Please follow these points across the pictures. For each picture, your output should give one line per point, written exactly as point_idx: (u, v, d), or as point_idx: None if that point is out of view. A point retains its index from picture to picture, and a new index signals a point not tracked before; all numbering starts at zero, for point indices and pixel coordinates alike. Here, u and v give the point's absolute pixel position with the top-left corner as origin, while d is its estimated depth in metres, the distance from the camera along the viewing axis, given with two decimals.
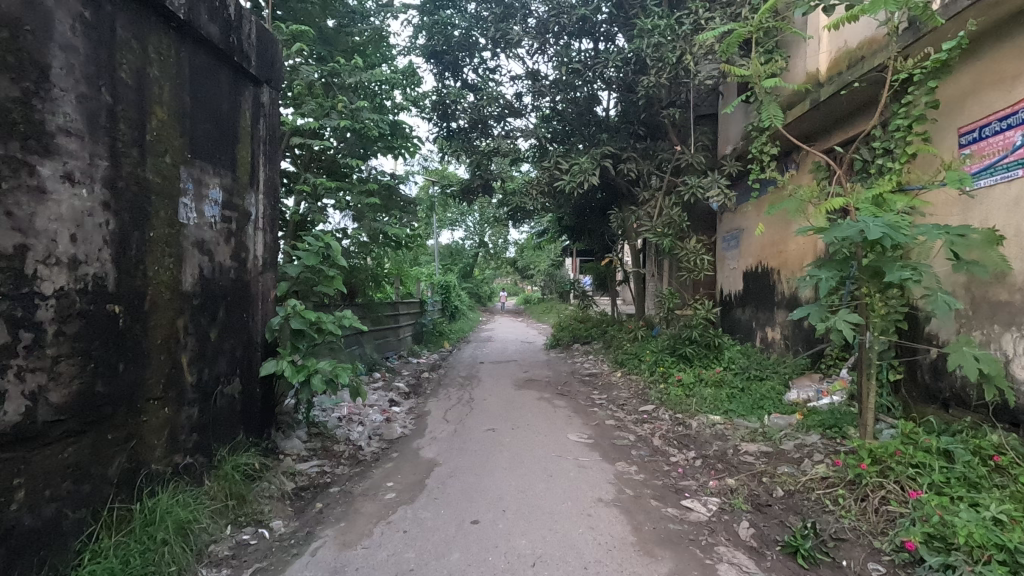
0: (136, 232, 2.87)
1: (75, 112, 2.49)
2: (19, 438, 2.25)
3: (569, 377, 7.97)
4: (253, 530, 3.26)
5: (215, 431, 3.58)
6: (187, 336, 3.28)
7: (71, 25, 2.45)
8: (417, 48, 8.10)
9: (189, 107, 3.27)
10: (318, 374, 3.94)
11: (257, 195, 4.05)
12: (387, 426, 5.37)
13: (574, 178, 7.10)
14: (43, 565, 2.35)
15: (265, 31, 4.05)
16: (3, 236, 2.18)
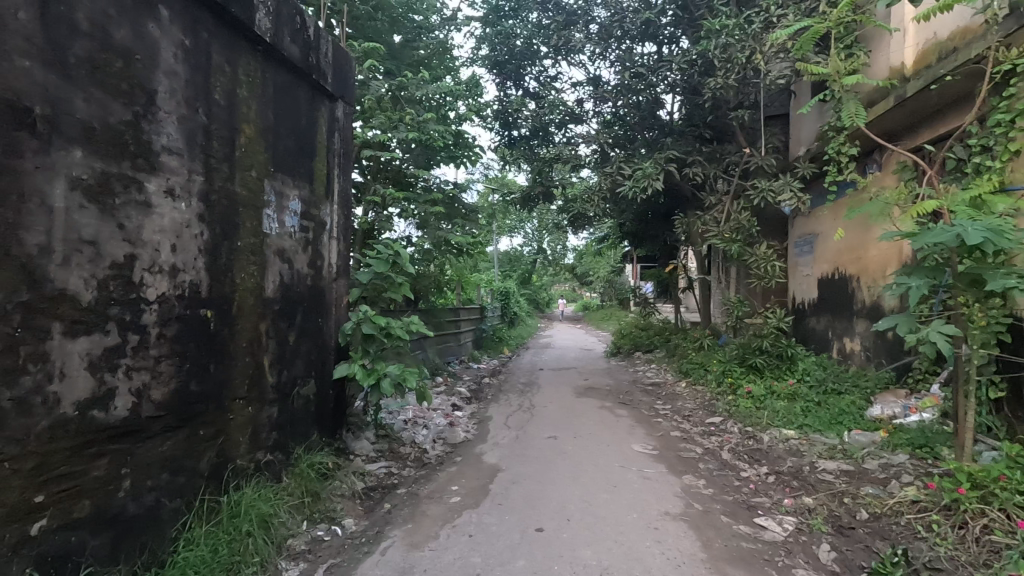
0: (225, 241, 3.08)
1: (176, 132, 2.71)
2: (125, 432, 2.46)
3: (631, 385, 7.82)
4: (327, 527, 3.40)
5: (292, 430, 3.77)
6: (268, 339, 3.47)
7: (174, 52, 2.68)
8: (480, 60, 8.24)
9: (273, 124, 3.48)
10: (387, 378, 4.08)
11: (332, 205, 4.25)
12: (450, 430, 5.47)
13: (637, 183, 6.99)
14: (144, 550, 2.55)
15: (341, 49, 4.26)
16: (116, 247, 2.39)
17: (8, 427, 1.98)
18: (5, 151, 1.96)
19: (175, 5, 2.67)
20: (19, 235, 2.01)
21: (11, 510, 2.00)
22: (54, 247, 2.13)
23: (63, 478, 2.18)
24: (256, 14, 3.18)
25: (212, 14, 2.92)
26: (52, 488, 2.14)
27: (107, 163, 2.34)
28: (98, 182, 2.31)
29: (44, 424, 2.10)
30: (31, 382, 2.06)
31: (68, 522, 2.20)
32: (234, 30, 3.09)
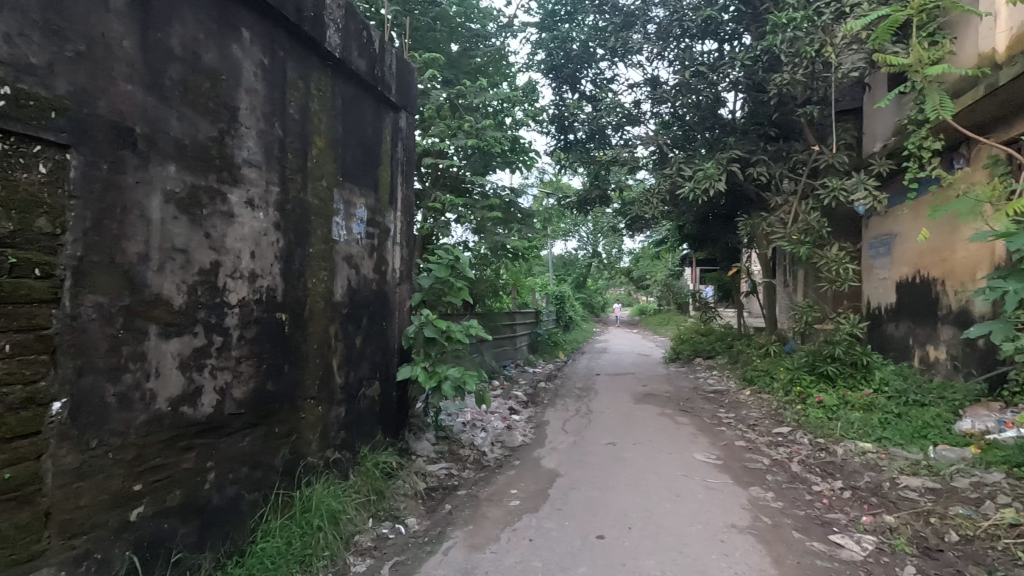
0: (299, 248, 3.23)
1: (256, 146, 2.87)
2: (210, 427, 2.62)
3: (692, 392, 7.60)
4: (391, 525, 3.49)
5: (358, 429, 3.90)
6: (337, 342, 3.62)
7: (254, 71, 2.85)
8: (536, 65, 8.28)
9: (342, 135, 3.63)
10: (448, 381, 4.16)
11: (395, 212, 4.38)
12: (508, 434, 5.51)
13: (698, 185, 6.82)
14: (226, 539, 2.71)
15: (404, 61, 4.40)
16: (203, 254, 2.57)
17: (112, 421, 2.16)
18: (111, 167, 2.14)
19: (254, 27, 2.84)
20: (123, 244, 2.19)
21: (114, 497, 2.17)
22: (151, 256, 2.31)
23: (158, 468, 2.36)
24: (326, 31, 3.33)
25: (287, 33, 3.09)
26: (148, 477, 2.32)
27: (195, 176, 2.52)
28: (188, 194, 2.48)
29: (142, 418, 2.28)
30: (131, 379, 2.24)
31: (161, 510, 2.38)
32: (306, 47, 3.25)
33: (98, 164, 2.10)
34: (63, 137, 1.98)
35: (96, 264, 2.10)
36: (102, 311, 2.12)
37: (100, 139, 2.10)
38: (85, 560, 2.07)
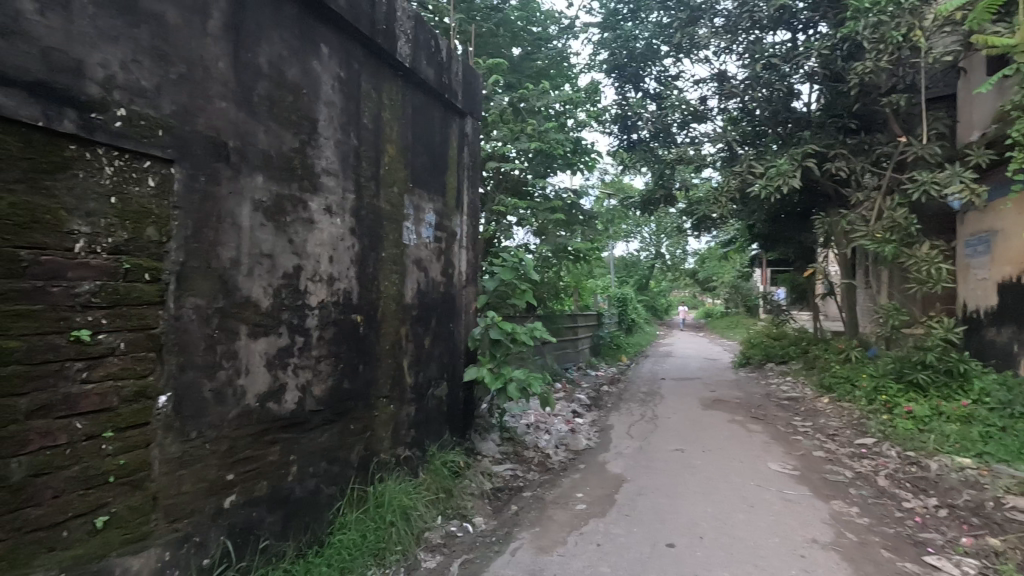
0: (372, 252, 3.36)
1: (333, 156, 3.02)
2: (293, 422, 2.78)
3: (764, 399, 7.26)
4: (459, 523, 3.56)
5: (427, 429, 4.00)
6: (407, 343, 3.73)
7: (332, 84, 3.00)
8: (599, 65, 8.21)
9: (412, 142, 3.74)
10: (513, 382, 4.20)
11: (462, 216, 4.47)
12: (572, 437, 5.47)
13: (770, 182, 6.53)
14: (307, 529, 2.86)
15: (470, 68, 4.48)
16: (286, 259, 2.72)
17: (208, 414, 2.33)
18: (208, 179, 2.31)
19: (332, 42, 2.99)
20: (217, 250, 2.36)
21: (210, 485, 2.34)
22: (242, 261, 2.48)
23: (248, 460, 2.52)
24: (397, 42, 3.45)
25: (362, 47, 3.23)
26: (240, 468, 2.48)
27: (280, 185, 2.68)
28: (273, 203, 2.64)
29: (234, 413, 2.45)
30: (225, 376, 2.41)
31: (250, 499, 2.54)
32: (379, 59, 3.38)
33: (197, 177, 2.27)
34: (168, 152, 2.15)
35: (195, 269, 2.27)
36: (200, 312, 2.29)
37: (198, 153, 2.28)
38: (186, 542, 2.24)
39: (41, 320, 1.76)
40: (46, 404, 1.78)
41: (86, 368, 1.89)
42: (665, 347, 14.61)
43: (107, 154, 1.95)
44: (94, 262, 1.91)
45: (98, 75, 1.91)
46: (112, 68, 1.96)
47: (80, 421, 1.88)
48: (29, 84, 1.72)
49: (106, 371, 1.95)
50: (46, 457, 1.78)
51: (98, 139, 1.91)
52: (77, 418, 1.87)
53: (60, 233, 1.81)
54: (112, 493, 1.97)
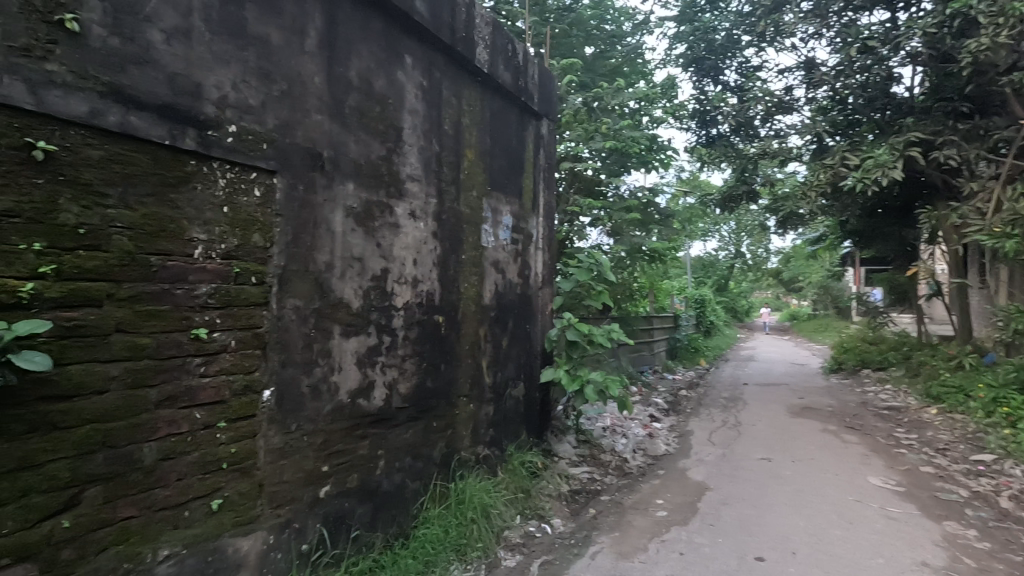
0: (453, 255, 3.45)
1: (417, 162, 3.13)
2: (381, 418, 2.90)
3: (860, 408, 6.74)
4: (538, 524, 3.57)
5: (505, 428, 4.04)
6: (486, 343, 3.79)
7: (415, 93, 3.11)
8: (676, 59, 7.98)
9: (490, 146, 3.81)
10: (590, 385, 4.17)
11: (538, 218, 4.49)
12: (650, 442, 5.34)
13: (866, 175, 6.07)
14: (393, 521, 2.97)
15: (546, 70, 4.49)
16: (375, 262, 2.85)
17: (306, 409, 2.49)
18: (305, 188, 2.47)
19: (416, 53, 3.11)
20: (314, 254, 2.52)
21: (308, 475, 2.49)
22: (335, 264, 2.62)
23: (341, 453, 2.66)
24: (476, 48, 3.53)
25: (443, 55, 3.32)
26: (334, 460, 2.62)
27: (369, 192, 2.81)
28: (363, 208, 2.77)
29: (328, 408, 2.59)
30: (321, 372, 2.55)
31: (343, 490, 2.68)
32: (459, 66, 3.46)
33: (296, 186, 2.43)
34: (272, 164, 2.32)
35: (295, 272, 2.43)
36: (299, 312, 2.45)
37: (297, 164, 2.43)
38: (287, 528, 2.40)
39: (168, 319, 1.95)
40: (172, 396, 1.97)
41: (204, 363, 2.07)
42: (747, 351, 13.94)
43: (221, 168, 2.13)
44: (210, 267, 2.09)
45: (213, 96, 2.09)
46: (224, 88, 2.13)
47: (198, 412, 2.06)
48: (157, 107, 1.92)
49: (220, 366, 2.12)
50: (171, 443, 1.97)
51: (214, 154, 2.09)
52: (196, 409, 2.05)
53: (182, 240, 1.99)
54: (225, 478, 2.15)
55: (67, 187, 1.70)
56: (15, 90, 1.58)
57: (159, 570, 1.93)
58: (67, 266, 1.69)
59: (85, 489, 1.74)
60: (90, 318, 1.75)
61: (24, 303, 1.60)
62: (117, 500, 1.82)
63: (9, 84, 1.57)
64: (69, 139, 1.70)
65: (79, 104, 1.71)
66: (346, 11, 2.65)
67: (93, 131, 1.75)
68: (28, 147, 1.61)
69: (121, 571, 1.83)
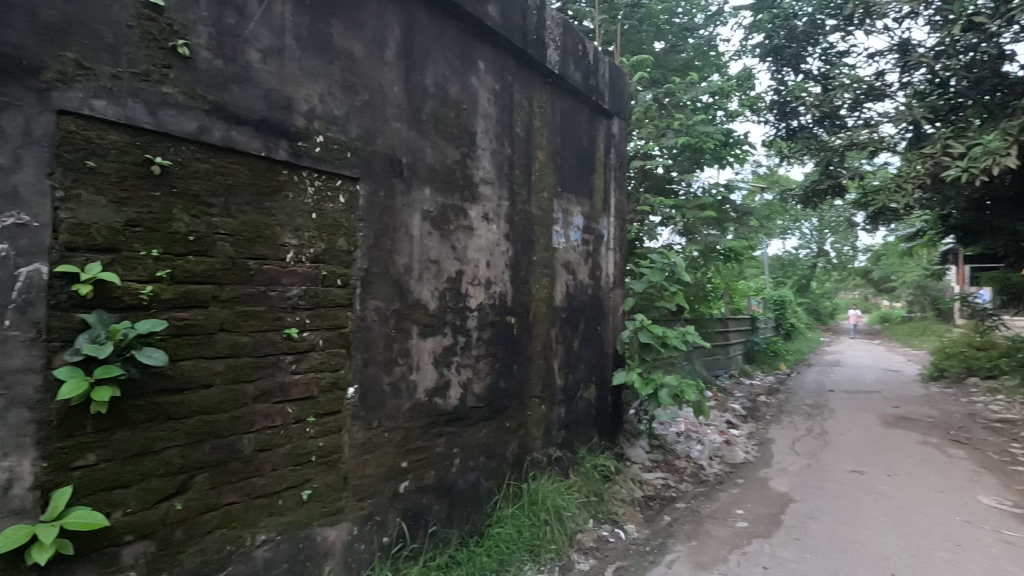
0: (525, 256, 3.47)
1: (490, 165, 3.17)
2: (456, 417, 2.97)
3: (967, 420, 6.15)
4: (611, 529, 3.52)
5: (577, 431, 4.01)
6: (558, 345, 3.77)
7: (488, 97, 3.16)
8: (752, 50, 7.63)
9: (560, 147, 3.80)
10: (665, 389, 4.07)
11: (609, 218, 4.43)
12: (727, 449, 5.13)
13: (973, 164, 5.54)
14: (468, 519, 3.03)
15: (616, 68, 4.43)
16: (450, 264, 2.92)
17: (387, 406, 2.58)
18: (385, 194, 2.57)
19: (489, 58, 3.16)
20: (394, 257, 2.61)
21: (388, 470, 2.59)
22: (413, 266, 2.71)
23: (419, 450, 2.74)
24: (547, 50, 3.53)
25: (514, 58, 3.35)
26: (412, 456, 2.71)
27: (444, 196, 2.88)
28: (439, 212, 2.85)
29: (407, 405, 2.68)
30: (400, 371, 2.64)
31: (421, 485, 2.76)
32: (530, 68, 3.48)
33: (377, 192, 2.53)
34: (355, 171, 2.43)
35: (376, 275, 2.53)
36: (381, 313, 2.55)
37: (378, 170, 2.54)
38: (370, 520, 2.50)
39: (264, 319, 2.09)
40: (268, 391, 2.11)
41: (295, 361, 2.20)
42: (832, 356, 13.06)
43: (310, 176, 2.25)
44: (301, 270, 2.22)
45: (303, 108, 2.22)
46: (313, 101, 2.26)
47: (291, 407, 2.19)
48: (254, 122, 2.06)
49: (309, 364, 2.25)
50: (266, 435, 2.10)
51: (304, 164, 2.22)
52: (289, 404, 2.18)
53: (276, 245, 2.13)
54: (314, 470, 2.27)
55: (180, 198, 1.85)
56: (137, 111, 1.75)
57: (257, 554, 2.07)
58: (179, 270, 1.85)
59: (194, 476, 1.90)
60: (198, 317, 1.91)
61: (144, 304, 1.77)
62: (221, 486, 1.97)
63: (132, 106, 1.74)
64: (180, 154, 1.86)
65: (189, 122, 1.87)
66: (423, 21, 2.74)
67: (200, 146, 1.91)
68: (147, 162, 1.77)
69: (224, 552, 1.97)
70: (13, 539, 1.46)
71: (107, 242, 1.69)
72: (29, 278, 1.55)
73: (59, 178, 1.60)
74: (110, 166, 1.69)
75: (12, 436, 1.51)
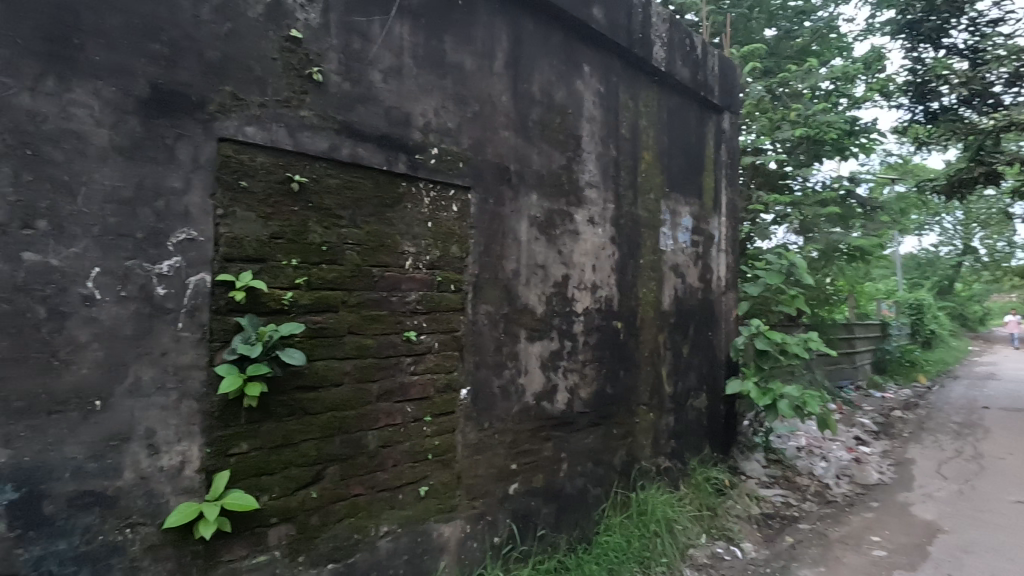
0: (631, 259, 3.39)
1: (595, 168, 3.15)
2: (564, 422, 2.96)
3: None
4: (726, 546, 3.32)
5: (687, 441, 3.84)
6: (666, 351, 3.65)
7: (593, 100, 3.13)
8: (881, 28, 6.93)
9: (668, 146, 3.68)
10: (785, 400, 3.78)
11: (720, 218, 4.21)
12: (858, 468, 4.66)
13: None
14: (577, 525, 3.01)
15: (727, 59, 4.22)
16: (557, 269, 2.93)
17: (497, 408, 2.64)
18: (495, 202, 2.64)
19: (593, 60, 3.14)
20: (503, 263, 2.67)
21: (499, 471, 2.64)
22: (521, 271, 2.75)
23: (528, 453, 2.77)
24: (653, 48, 3.44)
25: (619, 58, 3.30)
26: (521, 459, 2.74)
27: (551, 201, 2.90)
28: (545, 217, 2.87)
29: (516, 408, 2.72)
30: (510, 374, 2.69)
31: (530, 488, 2.78)
32: (636, 67, 3.41)
33: (487, 200, 2.61)
34: (467, 181, 2.51)
35: (486, 280, 2.60)
36: (491, 317, 2.62)
37: (488, 178, 2.61)
38: (481, 519, 2.56)
39: (386, 323, 2.22)
40: (389, 390, 2.24)
41: (413, 362, 2.31)
42: (984, 368, 11.42)
43: (426, 187, 2.36)
44: (418, 276, 2.33)
45: (419, 123, 2.34)
46: (428, 116, 2.38)
47: (410, 406, 2.30)
48: (377, 138, 2.21)
49: (426, 365, 2.36)
50: (388, 432, 2.23)
51: (420, 175, 2.33)
52: (408, 404, 2.30)
53: (396, 253, 2.26)
54: (430, 468, 2.37)
55: (315, 211, 2.03)
56: (280, 135, 1.94)
57: (380, 544, 2.20)
58: (314, 277, 2.02)
59: (327, 467, 2.06)
60: (330, 321, 2.07)
61: (286, 308, 1.95)
62: (350, 478, 2.12)
63: (276, 130, 1.93)
64: (315, 171, 2.03)
65: (322, 142, 2.04)
66: (529, 29, 2.78)
67: (331, 163, 2.07)
68: (288, 181, 1.96)
69: (352, 540, 2.12)
70: (185, 514, 1.68)
71: (256, 252, 1.88)
72: (196, 286, 1.76)
73: (219, 198, 1.81)
74: (259, 185, 1.89)
75: (184, 423, 1.73)
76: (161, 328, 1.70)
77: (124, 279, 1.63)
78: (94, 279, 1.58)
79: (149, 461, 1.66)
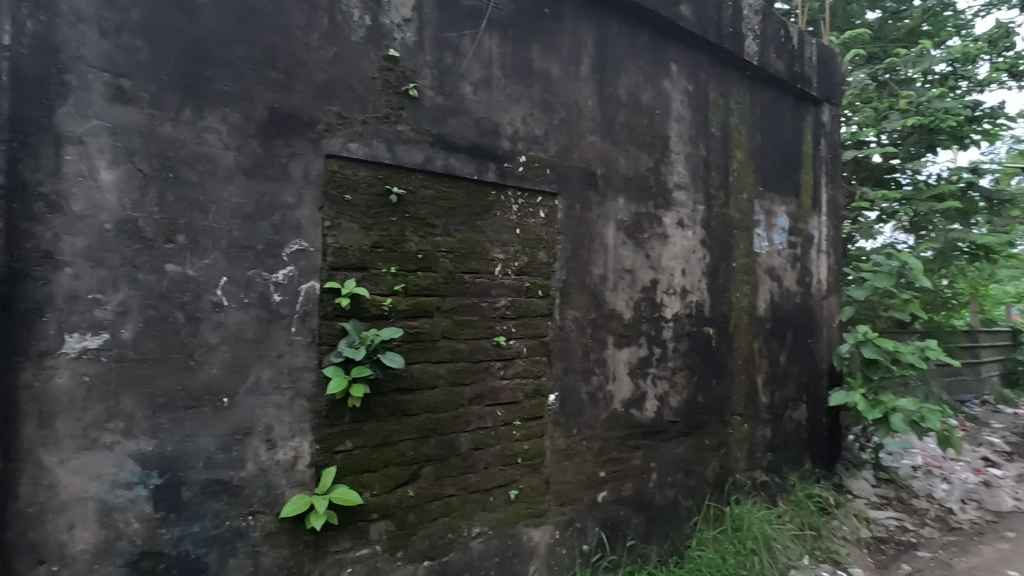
0: (723, 263, 3.25)
1: (684, 170, 3.05)
2: (653, 430, 2.89)
3: None
4: (833, 570, 3.08)
5: (786, 454, 3.62)
6: (762, 359, 3.46)
7: (681, 99, 3.05)
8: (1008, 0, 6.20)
9: (761, 143, 3.50)
10: (899, 414, 3.47)
11: (820, 218, 3.94)
12: (988, 493, 4.17)
13: None
14: (667, 537, 2.91)
15: (826, 48, 3.95)
16: (645, 273, 2.87)
17: (586, 415, 2.62)
18: (582, 207, 2.63)
19: (681, 58, 3.05)
20: (590, 268, 2.65)
21: (587, 478, 2.62)
22: (609, 277, 2.72)
23: (616, 461, 2.73)
24: (744, 42, 3.30)
25: (709, 55, 3.19)
26: (610, 467, 2.70)
27: (638, 205, 2.85)
28: (632, 221, 2.82)
29: (604, 415, 2.69)
30: (597, 381, 2.67)
31: (619, 497, 2.73)
32: (726, 63, 3.28)
33: (574, 206, 2.60)
34: (554, 187, 2.53)
35: (574, 286, 2.59)
36: (579, 323, 2.61)
37: (574, 184, 2.61)
38: (570, 526, 2.55)
39: (477, 328, 2.28)
40: (480, 394, 2.28)
41: (503, 367, 2.35)
42: None
43: (514, 195, 2.40)
44: (508, 282, 2.37)
45: (508, 132, 2.39)
46: (516, 124, 2.42)
47: (500, 410, 2.34)
48: (468, 148, 2.27)
49: (516, 370, 2.39)
50: (480, 435, 2.28)
51: (509, 183, 2.38)
52: (498, 408, 2.34)
53: (486, 260, 2.31)
54: (520, 472, 2.39)
55: (411, 221, 2.12)
56: (380, 150, 2.05)
57: (473, 544, 2.25)
58: (411, 284, 2.11)
59: (423, 467, 2.14)
60: (426, 326, 2.15)
61: (386, 314, 2.05)
62: (444, 478, 2.19)
63: (376, 145, 2.04)
64: (411, 183, 2.12)
65: (418, 155, 2.13)
66: (615, 32, 2.75)
67: (426, 175, 2.16)
68: (387, 193, 2.06)
69: (446, 539, 2.18)
70: (298, 506, 1.81)
71: (359, 261, 2.00)
72: (308, 294, 1.90)
73: (327, 211, 1.94)
74: (361, 198, 2.01)
75: (297, 421, 1.87)
76: (277, 332, 1.84)
77: (246, 288, 1.79)
78: (223, 287, 1.75)
79: (267, 455, 1.81)
